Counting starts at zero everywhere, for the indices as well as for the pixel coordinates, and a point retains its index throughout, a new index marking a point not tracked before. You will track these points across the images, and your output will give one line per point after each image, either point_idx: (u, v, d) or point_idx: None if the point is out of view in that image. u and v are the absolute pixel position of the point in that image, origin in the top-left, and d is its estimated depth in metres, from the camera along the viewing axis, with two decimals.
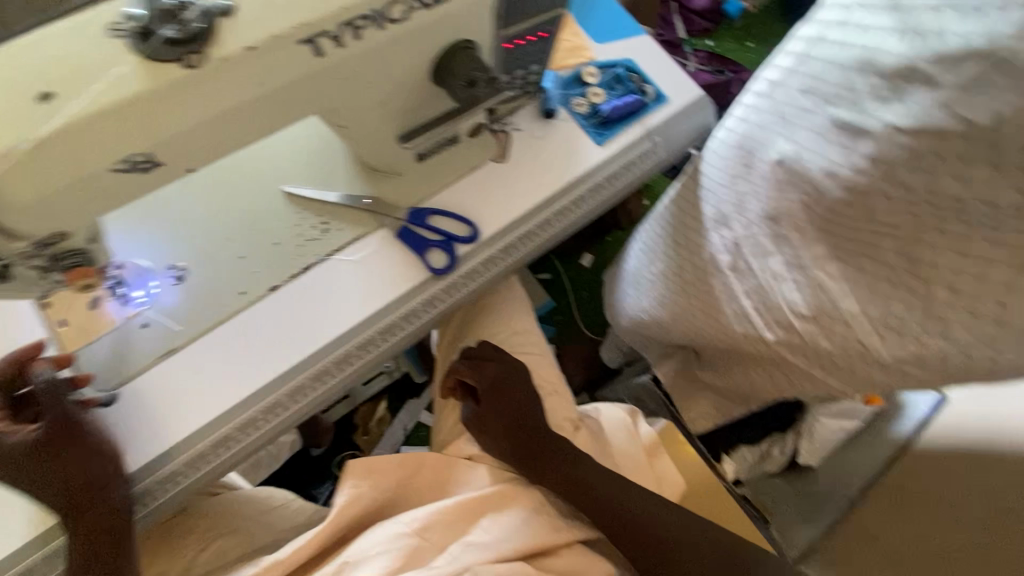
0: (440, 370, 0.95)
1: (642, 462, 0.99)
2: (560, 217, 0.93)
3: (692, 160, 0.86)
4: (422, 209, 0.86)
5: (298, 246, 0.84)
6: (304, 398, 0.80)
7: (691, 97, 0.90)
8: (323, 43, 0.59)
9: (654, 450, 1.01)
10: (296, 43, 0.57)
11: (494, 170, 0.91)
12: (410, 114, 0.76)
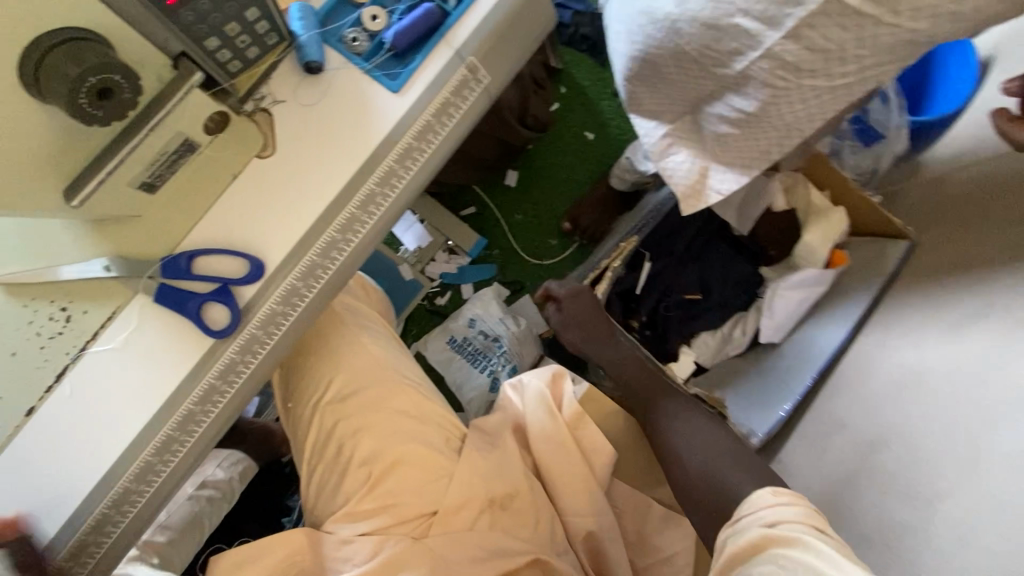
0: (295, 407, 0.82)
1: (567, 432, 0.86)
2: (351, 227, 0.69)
3: (474, 72, 0.70)
4: (181, 253, 0.64)
5: (42, 351, 0.64)
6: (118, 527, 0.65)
7: None
8: None
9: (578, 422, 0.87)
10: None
11: (254, 172, 0.67)
12: (50, 154, 0.50)
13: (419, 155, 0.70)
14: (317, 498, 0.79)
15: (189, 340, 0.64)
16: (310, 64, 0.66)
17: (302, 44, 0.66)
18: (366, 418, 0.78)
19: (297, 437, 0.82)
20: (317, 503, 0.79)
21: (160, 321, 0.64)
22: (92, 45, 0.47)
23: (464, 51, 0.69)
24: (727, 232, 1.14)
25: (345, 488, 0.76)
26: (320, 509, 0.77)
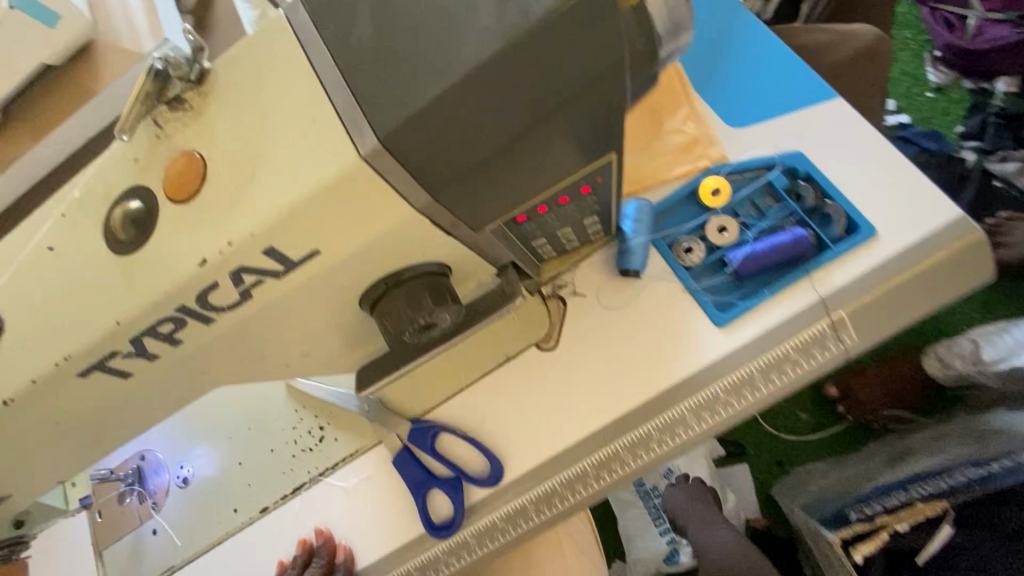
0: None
1: None
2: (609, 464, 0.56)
3: (840, 328, 0.51)
4: (428, 422, 0.60)
5: (291, 460, 0.66)
6: None
7: (871, 211, 0.52)
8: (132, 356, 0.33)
9: None
10: (79, 375, 0.32)
11: (524, 361, 0.59)
12: (349, 345, 0.47)
13: (721, 409, 0.53)
14: None
15: (405, 517, 0.59)
16: (629, 270, 0.56)
17: (628, 247, 0.55)
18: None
19: None
20: None
21: (388, 483, 0.61)
22: (431, 278, 0.39)
23: (836, 300, 0.51)
24: None
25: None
26: None
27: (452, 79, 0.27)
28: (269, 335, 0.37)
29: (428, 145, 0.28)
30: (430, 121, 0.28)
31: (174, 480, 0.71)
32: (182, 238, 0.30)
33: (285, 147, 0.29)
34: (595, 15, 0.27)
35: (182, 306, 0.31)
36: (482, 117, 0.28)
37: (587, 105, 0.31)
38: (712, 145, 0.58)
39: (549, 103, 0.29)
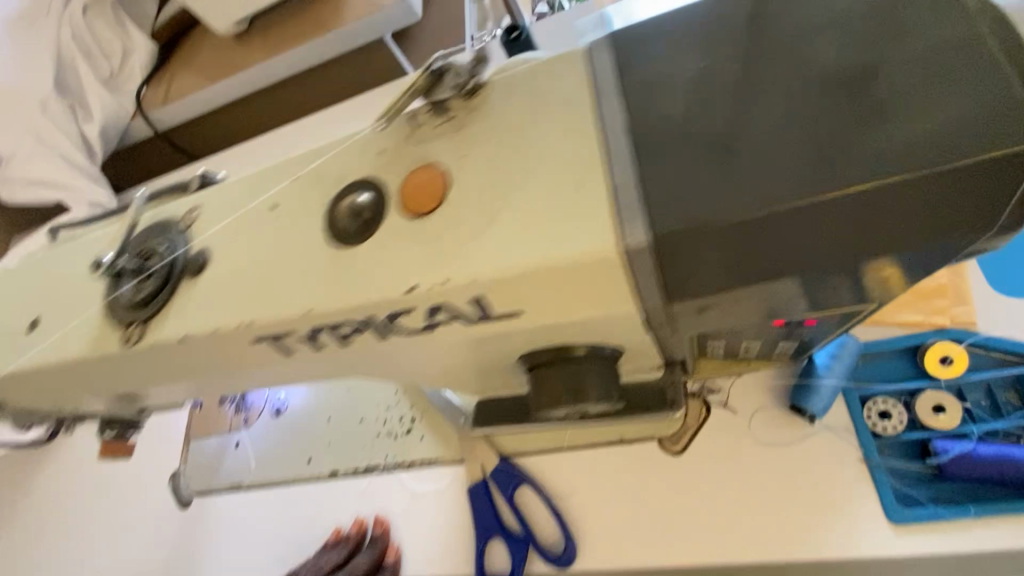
0: None
1: None
2: None
3: None
4: (515, 469, 0.56)
5: (374, 437, 0.66)
6: None
7: None
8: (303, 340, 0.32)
9: None
10: (251, 340, 0.33)
11: (641, 451, 0.54)
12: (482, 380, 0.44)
13: None
14: None
15: (462, 549, 0.57)
16: (802, 409, 0.47)
17: (812, 384, 0.47)
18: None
19: None
20: None
21: (456, 508, 0.59)
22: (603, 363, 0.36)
23: None
24: None
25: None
26: None
27: (765, 202, 0.22)
28: (426, 358, 0.36)
29: (697, 257, 0.24)
30: (710, 239, 0.23)
31: (269, 407, 0.74)
32: (397, 255, 0.29)
33: (531, 204, 0.27)
34: (1005, 185, 0.20)
35: (368, 317, 0.30)
36: (770, 253, 0.23)
37: (902, 266, 0.24)
38: (961, 302, 0.47)
39: (855, 261, 0.23)
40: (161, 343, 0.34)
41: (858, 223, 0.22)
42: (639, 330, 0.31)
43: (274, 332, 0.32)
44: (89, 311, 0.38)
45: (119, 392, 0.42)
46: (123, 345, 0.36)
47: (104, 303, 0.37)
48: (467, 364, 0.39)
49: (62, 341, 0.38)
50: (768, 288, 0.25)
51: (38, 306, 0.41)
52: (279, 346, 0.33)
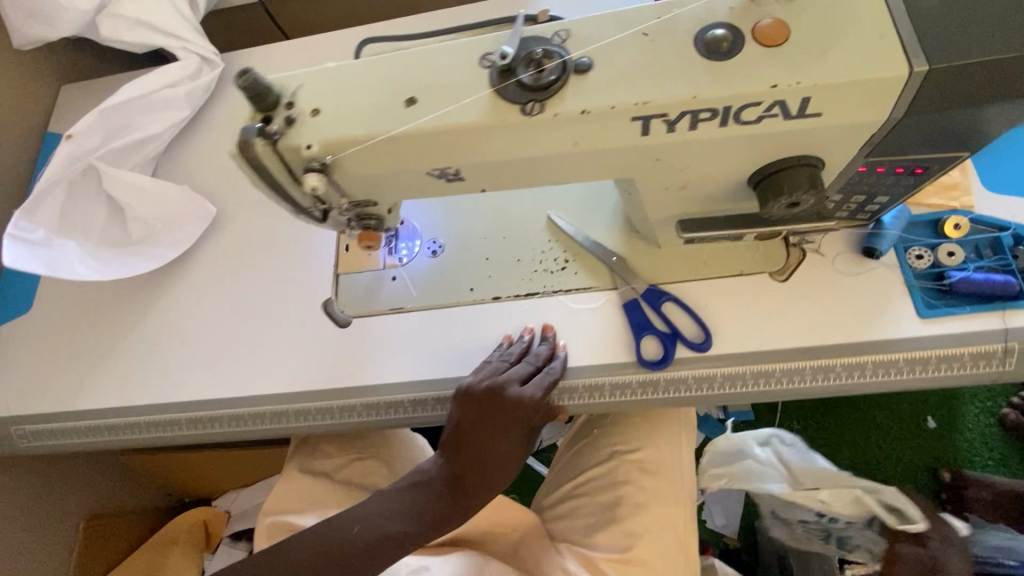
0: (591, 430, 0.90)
1: None
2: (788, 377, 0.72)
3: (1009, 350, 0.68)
4: (661, 290, 0.76)
5: (532, 273, 0.83)
6: None
7: None
8: (667, 121, 0.50)
9: None
10: (633, 117, 0.50)
11: (753, 280, 0.76)
12: (696, 199, 0.64)
13: (896, 372, 0.70)
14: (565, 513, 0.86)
15: (618, 347, 0.75)
16: (872, 250, 0.73)
17: (880, 233, 0.73)
18: (646, 524, 0.77)
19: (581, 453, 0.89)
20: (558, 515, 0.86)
21: (610, 318, 0.77)
22: (812, 168, 0.56)
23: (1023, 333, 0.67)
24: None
25: (592, 543, 0.80)
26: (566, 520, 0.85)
27: (981, 53, 0.46)
28: (716, 157, 0.55)
29: (939, 81, 0.47)
30: (950, 71, 0.46)
31: (426, 249, 0.87)
32: (758, 68, 0.48)
33: (847, 45, 0.47)
34: None
35: (729, 105, 0.49)
36: (973, 81, 0.47)
37: (1015, 104, 0.50)
38: (965, 194, 0.75)
39: (1003, 91, 0.48)
40: (565, 114, 0.50)
41: (1016, 71, 0.46)
42: (859, 142, 0.54)
43: (656, 111, 0.49)
44: (478, 91, 0.52)
45: (460, 168, 0.56)
46: (525, 114, 0.51)
47: (496, 89, 0.52)
48: (720, 173, 0.58)
49: (455, 112, 0.52)
50: (956, 106, 0.49)
51: (415, 88, 0.53)
52: (646, 125, 0.51)
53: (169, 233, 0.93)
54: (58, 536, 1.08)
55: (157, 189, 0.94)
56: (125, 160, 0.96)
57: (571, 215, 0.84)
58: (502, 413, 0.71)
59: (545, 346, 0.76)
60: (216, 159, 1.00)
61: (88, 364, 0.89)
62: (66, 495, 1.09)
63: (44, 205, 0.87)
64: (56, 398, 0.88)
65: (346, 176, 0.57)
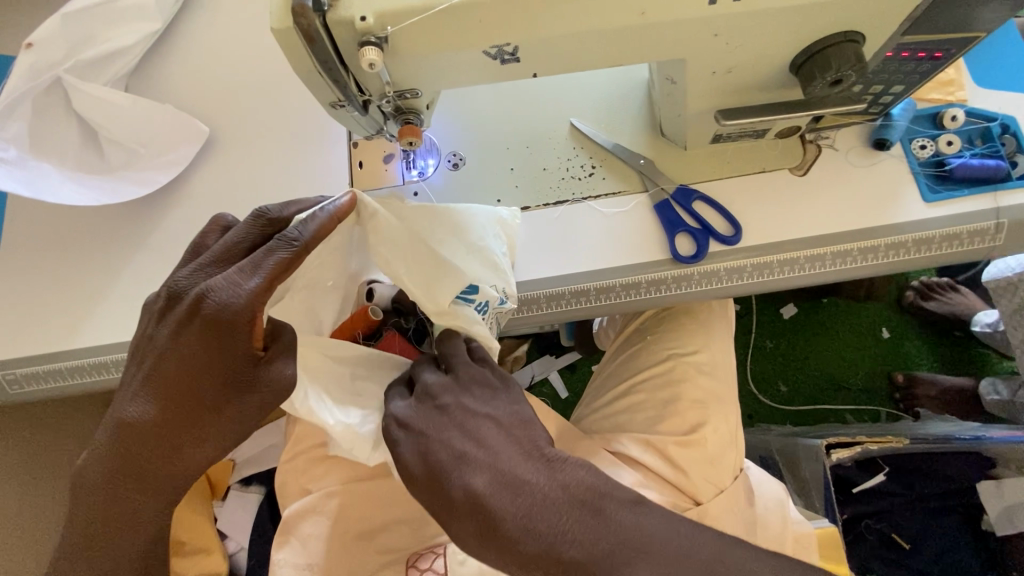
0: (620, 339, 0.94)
1: (794, 549, 0.81)
2: (811, 263, 0.76)
3: (999, 226, 0.75)
4: (688, 190, 0.78)
5: (559, 181, 0.80)
6: (524, 313, 0.78)
7: None
8: None
9: (807, 543, 0.82)
10: None
11: (777, 177, 0.78)
12: (738, 87, 0.65)
13: (905, 252, 0.76)
14: (599, 414, 0.89)
15: (655, 247, 0.76)
16: (883, 142, 0.77)
17: (889, 125, 0.78)
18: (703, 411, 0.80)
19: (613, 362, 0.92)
20: (593, 417, 0.89)
21: (642, 218, 0.78)
22: (854, 45, 0.58)
23: (1012, 210, 0.75)
24: (923, 465, 1.28)
25: (654, 430, 0.81)
26: (597, 423, 0.88)
27: None
28: (768, 31, 0.57)
29: None
30: None
31: (446, 160, 0.82)
32: None
33: None
34: None
35: None
36: None
37: None
38: (959, 89, 0.80)
39: None
40: None
41: None
42: (898, 15, 0.57)
43: None
44: None
45: (518, 46, 0.54)
46: None
47: None
48: (767, 53, 0.60)
49: None
50: None
51: None
52: None
53: (157, 156, 0.86)
54: (50, 493, 1.01)
55: (137, 107, 0.85)
56: (95, 77, 0.86)
57: (593, 121, 0.82)
58: (225, 329, 0.53)
59: (339, 204, 0.57)
60: (199, 76, 0.91)
61: (81, 301, 0.82)
62: (54, 450, 1.02)
63: (13, 122, 0.79)
64: (49, 339, 0.81)
65: (399, 57, 0.54)
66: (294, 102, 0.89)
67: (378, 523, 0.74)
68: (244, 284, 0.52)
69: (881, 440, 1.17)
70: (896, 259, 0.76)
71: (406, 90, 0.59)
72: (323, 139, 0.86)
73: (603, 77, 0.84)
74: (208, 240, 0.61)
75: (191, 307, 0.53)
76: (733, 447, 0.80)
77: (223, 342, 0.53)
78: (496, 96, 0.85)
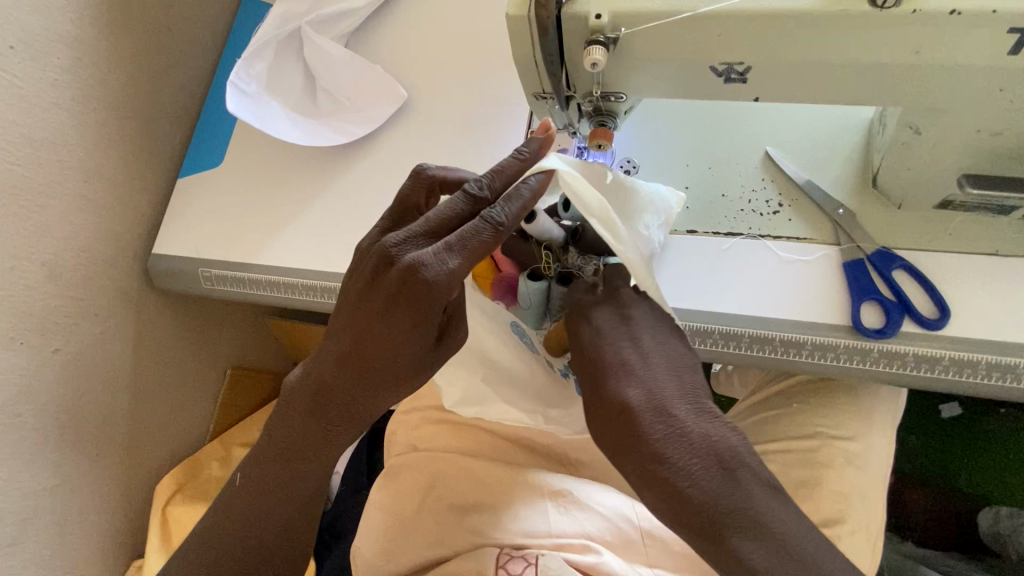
0: (758, 394, 0.86)
1: None
2: None
3: None
4: (892, 254, 0.68)
5: (738, 212, 0.74)
6: None
7: None
8: None
9: None
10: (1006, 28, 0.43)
11: (1014, 266, 0.65)
12: (1004, 155, 0.55)
13: None
14: None
15: (835, 309, 0.68)
16: None
17: None
18: (845, 507, 0.70)
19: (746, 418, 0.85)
20: None
21: (825, 275, 0.69)
22: None
23: None
24: None
25: None
26: None
27: None
28: None
29: None
30: None
31: (619, 165, 0.79)
32: None
33: None
34: None
35: None
36: None
37: None
38: None
39: None
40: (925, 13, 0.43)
41: None
42: None
43: None
44: None
45: (752, 67, 0.50)
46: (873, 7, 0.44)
47: None
48: None
49: None
50: None
51: None
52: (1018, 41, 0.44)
53: (358, 111, 0.94)
54: (208, 374, 1.18)
55: (354, 63, 0.94)
56: (326, 32, 0.97)
57: (793, 155, 0.75)
58: (422, 306, 0.51)
59: (536, 181, 0.55)
60: (407, 45, 0.98)
61: (272, 226, 0.93)
62: (218, 341, 1.19)
63: (259, 61, 0.91)
64: (241, 252, 0.93)
65: (621, 59, 0.52)
66: (485, 83, 0.92)
67: (469, 504, 0.74)
68: (447, 262, 0.50)
69: None
70: None
71: (613, 94, 0.57)
72: (506, 122, 0.89)
73: (815, 110, 0.76)
74: (414, 198, 0.60)
75: (397, 277, 0.51)
76: (869, 555, 0.70)
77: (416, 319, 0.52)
78: (691, 110, 0.80)
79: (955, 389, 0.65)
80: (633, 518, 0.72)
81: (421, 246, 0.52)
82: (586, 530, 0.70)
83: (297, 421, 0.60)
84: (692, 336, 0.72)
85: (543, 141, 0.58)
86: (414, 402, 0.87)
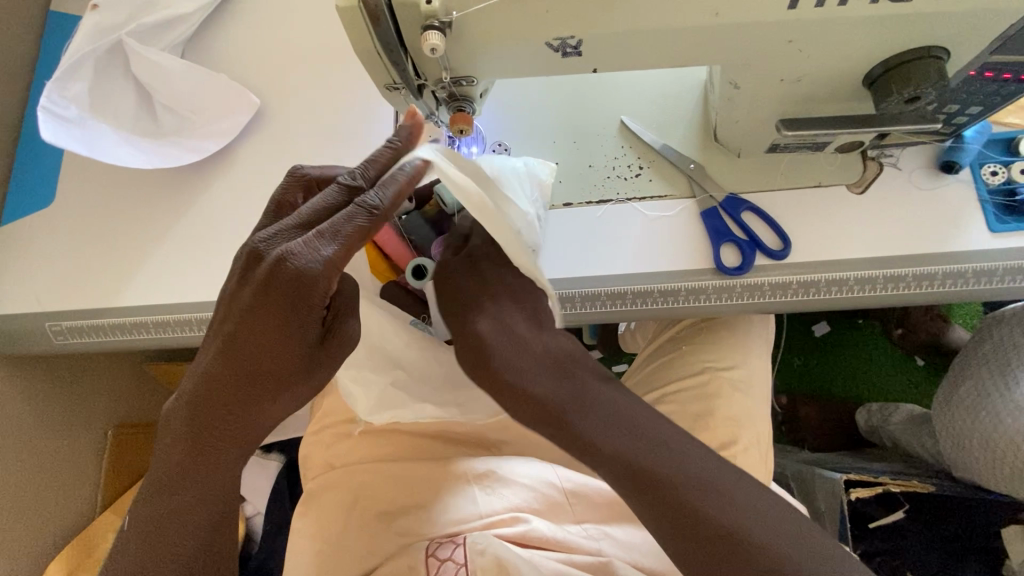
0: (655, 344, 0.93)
1: None
2: (862, 285, 0.73)
3: None
4: (739, 199, 0.76)
5: (604, 179, 0.78)
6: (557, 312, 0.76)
7: None
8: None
9: None
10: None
11: (834, 194, 0.75)
12: (806, 99, 0.63)
13: (965, 282, 0.72)
14: None
15: (700, 254, 0.74)
16: (952, 164, 0.74)
17: (957, 148, 0.74)
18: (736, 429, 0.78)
19: (647, 368, 0.91)
20: None
21: (687, 225, 0.75)
22: (938, 61, 0.55)
23: None
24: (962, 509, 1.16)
25: None
26: None
27: None
28: (844, 38, 0.54)
29: None
30: None
31: (490, 148, 0.81)
32: None
33: None
34: None
35: None
36: None
37: None
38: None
39: None
40: None
41: None
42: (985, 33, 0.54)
43: None
44: None
45: (582, 39, 0.53)
46: None
47: None
48: (838, 62, 0.57)
49: None
50: None
51: None
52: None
53: (208, 124, 0.87)
54: (83, 439, 1.05)
55: (193, 73, 0.86)
56: (154, 41, 0.88)
57: (645, 120, 0.80)
58: (294, 298, 0.49)
59: (414, 166, 0.52)
60: (252, 49, 0.92)
61: (128, 261, 0.84)
62: (90, 401, 1.06)
63: (74, 81, 0.81)
64: (94, 296, 0.83)
65: (461, 42, 0.53)
66: (343, 81, 0.89)
67: (395, 508, 0.73)
68: (321, 251, 0.48)
69: (905, 482, 1.09)
70: (951, 289, 0.72)
71: (462, 77, 0.58)
72: (370, 119, 0.86)
73: (658, 76, 0.82)
74: (291, 198, 0.58)
75: (265, 271, 0.49)
76: (762, 467, 0.78)
77: (291, 313, 0.50)
78: (550, 86, 0.83)
79: (804, 307, 0.74)
80: (557, 482, 0.75)
81: (294, 238, 0.50)
82: (514, 504, 0.72)
83: (181, 447, 0.55)
84: (581, 302, 0.76)
85: (412, 128, 0.56)
86: (324, 419, 0.84)
